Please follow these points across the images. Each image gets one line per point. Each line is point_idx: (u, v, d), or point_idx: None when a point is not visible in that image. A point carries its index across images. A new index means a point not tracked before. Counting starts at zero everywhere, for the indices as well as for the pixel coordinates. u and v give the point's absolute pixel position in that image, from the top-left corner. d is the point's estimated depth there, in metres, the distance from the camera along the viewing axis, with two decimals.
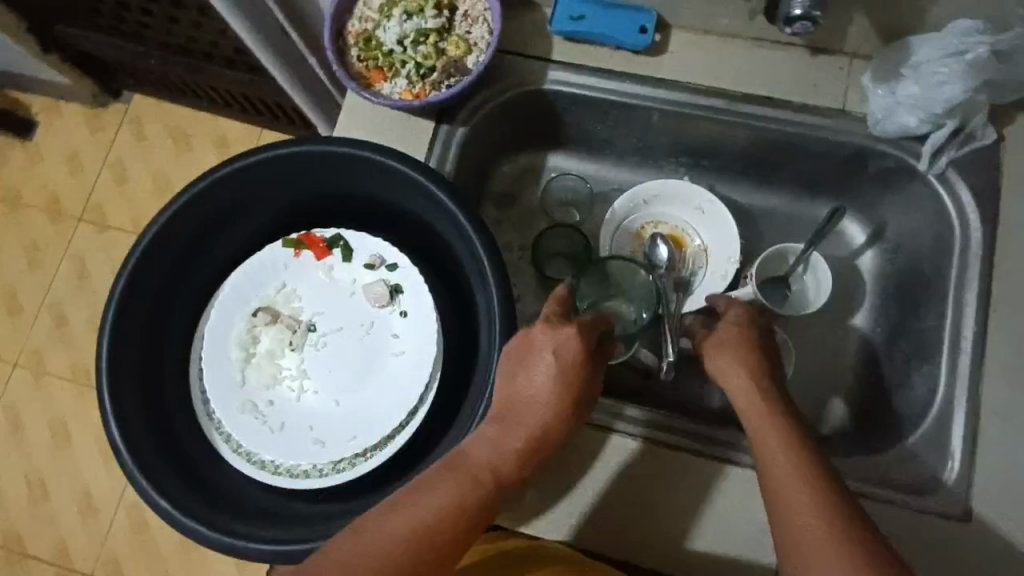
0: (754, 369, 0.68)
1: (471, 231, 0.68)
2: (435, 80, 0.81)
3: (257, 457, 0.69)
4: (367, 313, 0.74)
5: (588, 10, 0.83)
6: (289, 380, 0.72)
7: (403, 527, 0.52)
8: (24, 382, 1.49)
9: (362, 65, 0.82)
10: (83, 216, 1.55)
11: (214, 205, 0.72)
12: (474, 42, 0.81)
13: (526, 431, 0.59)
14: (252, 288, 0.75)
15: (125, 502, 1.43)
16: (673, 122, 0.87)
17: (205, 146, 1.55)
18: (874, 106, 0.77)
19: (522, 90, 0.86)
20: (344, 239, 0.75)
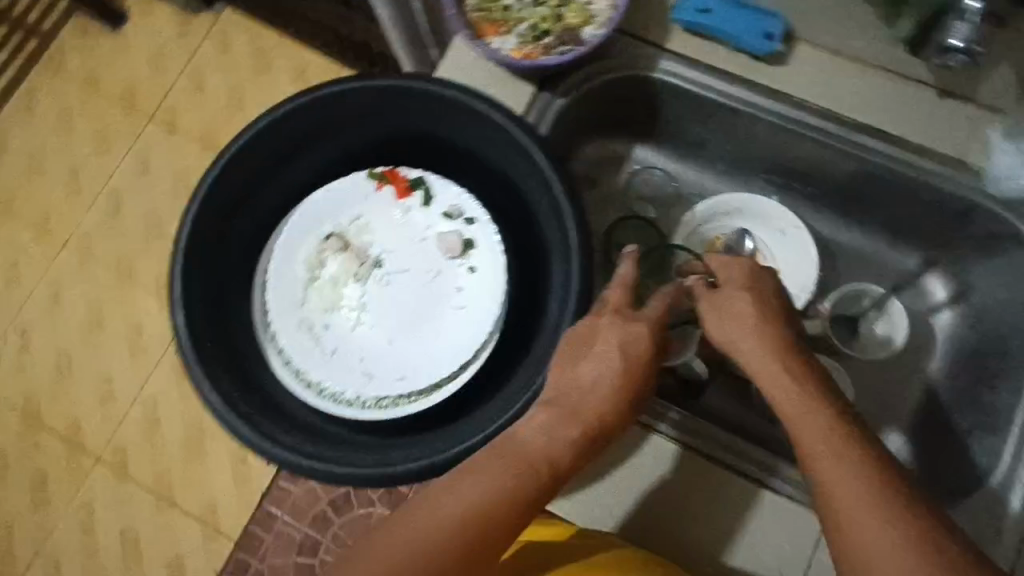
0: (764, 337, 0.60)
1: (562, 200, 0.66)
2: (548, 45, 0.79)
3: (306, 377, 0.70)
4: (436, 261, 0.74)
5: (716, 6, 0.80)
6: (347, 309, 0.73)
7: (449, 517, 0.52)
8: (71, 263, 1.53)
9: (477, 15, 0.80)
10: (155, 115, 1.57)
11: (310, 122, 0.71)
12: (594, 14, 0.79)
13: (582, 418, 0.58)
14: (328, 212, 0.75)
15: (144, 398, 1.46)
16: (777, 138, 0.84)
17: (283, 71, 1.55)
18: (997, 162, 0.75)
19: (629, 74, 0.84)
20: (427, 183, 0.75)
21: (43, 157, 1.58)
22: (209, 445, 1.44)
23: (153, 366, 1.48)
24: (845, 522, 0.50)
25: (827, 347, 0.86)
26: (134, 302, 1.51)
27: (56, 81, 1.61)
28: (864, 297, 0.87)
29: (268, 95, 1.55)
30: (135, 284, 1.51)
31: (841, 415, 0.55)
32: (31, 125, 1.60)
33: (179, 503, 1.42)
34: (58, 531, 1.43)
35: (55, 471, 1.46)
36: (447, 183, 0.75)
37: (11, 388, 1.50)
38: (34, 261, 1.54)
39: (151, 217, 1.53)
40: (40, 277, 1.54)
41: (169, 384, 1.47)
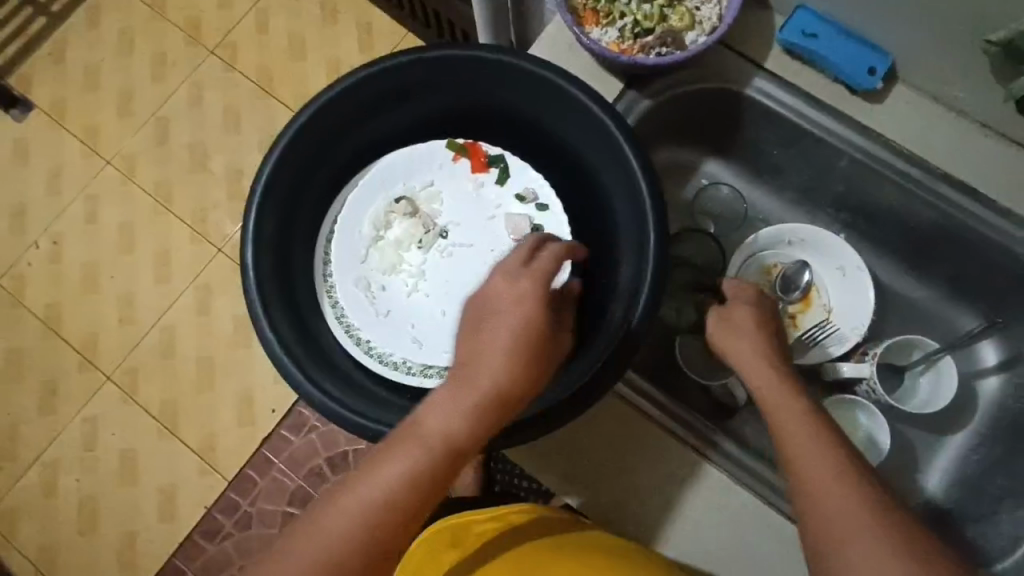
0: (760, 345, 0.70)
1: (647, 204, 0.63)
2: (647, 43, 0.77)
3: (358, 335, 0.70)
4: (502, 242, 0.73)
5: (823, 31, 0.78)
6: (407, 274, 0.73)
7: (359, 505, 0.53)
8: (111, 181, 1.54)
9: (581, 1, 0.79)
10: (217, 50, 1.58)
11: (396, 84, 0.69)
12: (699, 20, 0.77)
13: (480, 389, 0.55)
14: (402, 174, 0.74)
15: (163, 325, 1.48)
16: (859, 175, 0.83)
17: (350, 27, 1.57)
18: None
19: (719, 87, 0.83)
20: (506, 162, 0.74)
21: (100, 73, 1.59)
22: (219, 382, 1.45)
23: (177, 296, 1.49)
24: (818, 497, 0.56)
25: (869, 393, 0.84)
26: (166, 230, 1.52)
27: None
28: (914, 350, 0.84)
29: (332, 49, 1.56)
30: (171, 212, 1.52)
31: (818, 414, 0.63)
32: (93, 39, 1.60)
33: (180, 434, 1.43)
34: (59, 442, 1.45)
35: (65, 382, 1.47)
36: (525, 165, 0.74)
37: (34, 293, 1.51)
38: (75, 173, 1.55)
39: (197, 150, 1.54)
40: (79, 190, 1.54)
41: (190, 315, 1.48)
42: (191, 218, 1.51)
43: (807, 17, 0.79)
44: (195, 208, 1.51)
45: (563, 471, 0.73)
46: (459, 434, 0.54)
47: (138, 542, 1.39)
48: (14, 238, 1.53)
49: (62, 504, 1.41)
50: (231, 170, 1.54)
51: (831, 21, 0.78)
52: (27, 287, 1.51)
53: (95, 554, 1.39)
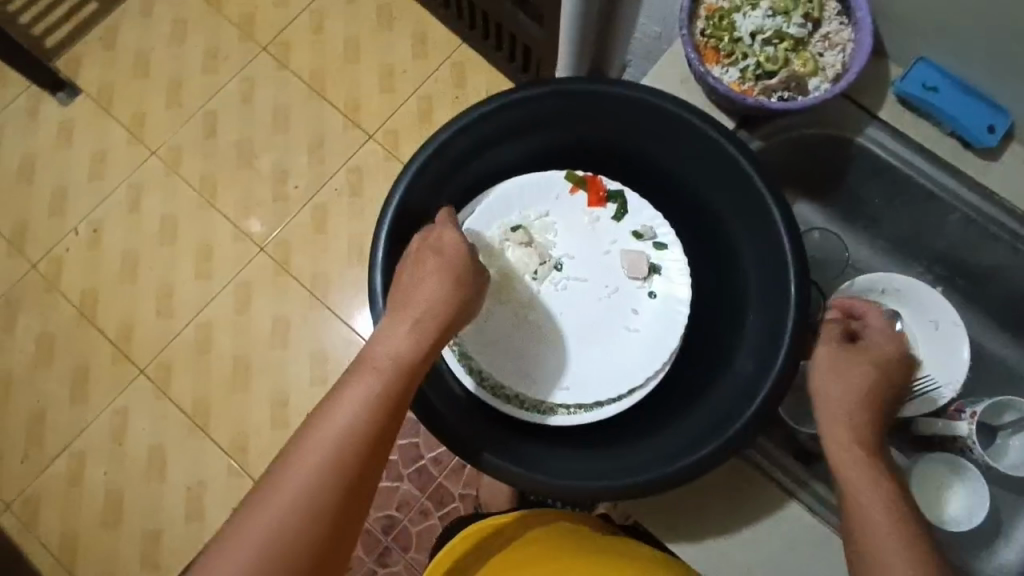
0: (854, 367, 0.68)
1: (783, 238, 0.69)
2: (770, 86, 0.77)
3: (469, 363, 0.77)
4: (618, 278, 0.81)
5: (943, 85, 0.78)
6: (526, 305, 0.80)
7: (329, 437, 0.59)
8: (156, 171, 1.52)
9: (702, 39, 0.78)
10: (270, 47, 1.56)
11: (520, 114, 0.76)
12: (823, 66, 0.77)
13: (416, 313, 0.66)
14: (520, 203, 0.82)
15: (200, 321, 1.44)
16: (963, 230, 0.83)
17: (406, 33, 1.56)
18: None
19: (830, 133, 0.82)
20: (623, 197, 0.82)
21: (152, 62, 1.57)
22: (254, 383, 1.41)
23: (216, 293, 1.45)
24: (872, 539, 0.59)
25: (963, 450, 0.83)
26: (209, 225, 1.49)
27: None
28: (1008, 411, 0.83)
29: (385, 53, 1.55)
30: (215, 207, 1.49)
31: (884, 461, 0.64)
32: (145, 27, 1.58)
33: (211, 433, 1.39)
34: (86, 433, 1.41)
35: (97, 372, 1.43)
36: (642, 203, 0.82)
37: (71, 278, 1.47)
38: (120, 160, 1.52)
39: (245, 145, 1.52)
40: (123, 178, 1.52)
41: (228, 312, 1.45)
42: (236, 214, 1.49)
43: (926, 70, 0.79)
44: (241, 205, 1.49)
45: (664, 517, 0.73)
46: (408, 354, 0.64)
47: (162, 542, 1.35)
48: (53, 222, 1.50)
49: (86, 498, 1.37)
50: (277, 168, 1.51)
51: (951, 76, 0.79)
52: (64, 273, 1.48)
53: (116, 551, 1.35)
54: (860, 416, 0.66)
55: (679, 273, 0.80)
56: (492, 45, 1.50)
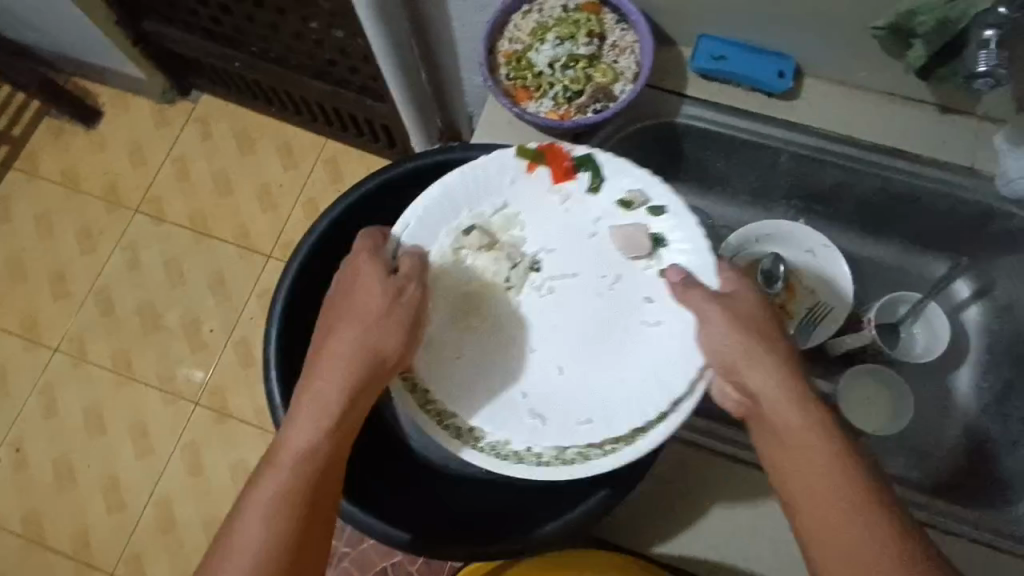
0: (786, 380, 0.60)
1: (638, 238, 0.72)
2: (582, 104, 0.83)
3: (463, 422, 0.69)
4: (615, 265, 0.73)
5: (729, 52, 0.86)
6: (507, 331, 0.73)
7: (254, 539, 0.55)
8: (64, 367, 1.46)
9: (510, 83, 0.85)
10: (141, 208, 1.55)
11: (369, 208, 0.80)
12: (621, 71, 0.84)
13: (334, 373, 0.63)
14: (472, 202, 0.73)
15: (156, 499, 1.38)
16: (798, 165, 0.90)
17: (270, 150, 1.58)
18: (1008, 166, 0.79)
19: (656, 121, 0.89)
20: (596, 164, 0.73)
21: (27, 263, 1.53)
22: None
23: (165, 465, 1.40)
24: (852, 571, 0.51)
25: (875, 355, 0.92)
26: (136, 400, 1.44)
27: (31, 184, 1.58)
28: (900, 304, 0.92)
29: (256, 174, 1.57)
30: (135, 381, 1.44)
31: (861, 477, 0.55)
32: (9, 231, 1.55)
33: None
34: None
35: None
36: (617, 164, 0.73)
37: (9, 508, 1.39)
38: (23, 371, 1.46)
39: (146, 309, 1.49)
40: (32, 387, 1.45)
41: (182, 481, 1.39)
42: (159, 379, 1.44)
43: (710, 42, 0.86)
44: (161, 368, 1.45)
45: (636, 530, 0.77)
46: (326, 427, 0.61)
47: None
48: None
49: None
50: (186, 320, 1.48)
51: (733, 41, 0.87)
52: None
53: None
54: (783, 409, 0.59)
55: (689, 240, 0.70)
56: (353, 134, 1.54)
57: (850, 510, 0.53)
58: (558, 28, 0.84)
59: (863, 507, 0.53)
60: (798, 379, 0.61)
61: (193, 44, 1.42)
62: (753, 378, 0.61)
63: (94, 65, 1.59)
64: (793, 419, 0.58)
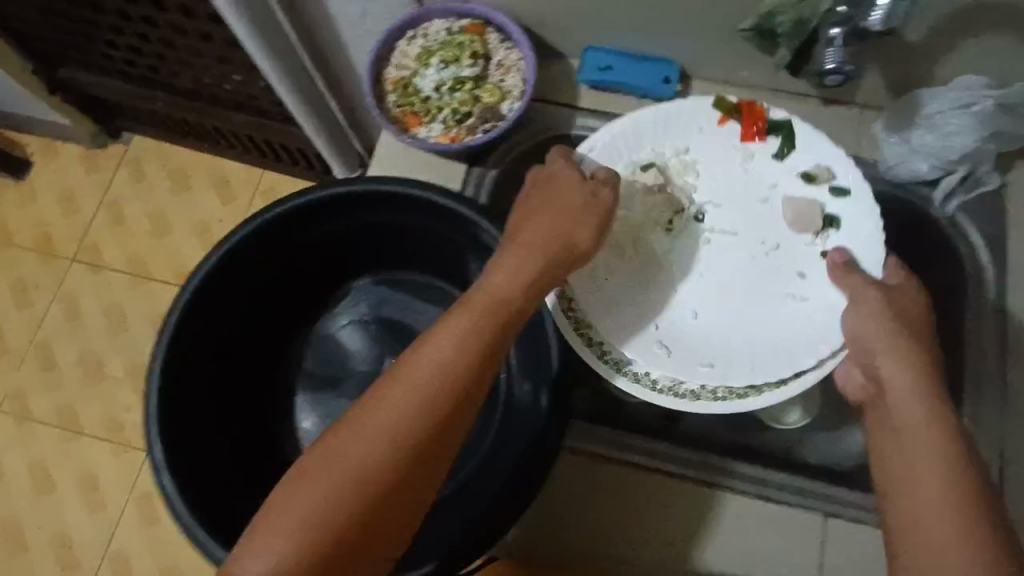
0: (910, 369, 0.63)
1: (525, 262, 0.65)
2: (471, 126, 0.84)
3: (613, 345, 0.75)
4: (777, 233, 0.78)
5: (614, 62, 0.87)
6: (707, 289, 0.78)
7: (396, 418, 0.56)
8: (7, 428, 1.42)
9: (399, 110, 0.85)
10: (78, 256, 1.52)
11: (271, 239, 0.72)
12: (508, 90, 0.84)
13: (507, 287, 0.63)
14: (659, 134, 0.79)
15: (113, 554, 1.34)
16: None
17: (206, 185, 1.55)
18: (886, 154, 0.80)
19: (550, 137, 0.90)
20: (788, 129, 0.77)
21: None
22: None
23: (118, 519, 1.36)
24: (914, 525, 0.56)
25: None
26: (84, 454, 1.40)
27: None
28: None
29: (192, 211, 1.54)
30: (82, 434, 1.41)
31: (967, 474, 0.57)
32: None
33: None
34: None
35: None
36: (814, 137, 0.77)
37: None
38: None
39: (88, 360, 1.45)
40: None
41: (139, 533, 1.35)
42: (105, 430, 1.41)
43: (596, 53, 0.87)
44: (106, 419, 1.41)
45: (546, 548, 0.75)
46: (486, 336, 0.61)
47: None
48: None
49: None
50: (130, 367, 1.45)
51: (619, 50, 0.87)
52: None
53: None
54: (906, 397, 0.62)
55: (861, 225, 0.74)
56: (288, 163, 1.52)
57: (948, 494, 0.56)
58: (442, 51, 0.84)
59: (956, 496, 0.56)
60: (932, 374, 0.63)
61: (113, 87, 1.42)
62: (884, 362, 0.65)
63: (16, 116, 1.55)
64: (913, 406, 0.61)
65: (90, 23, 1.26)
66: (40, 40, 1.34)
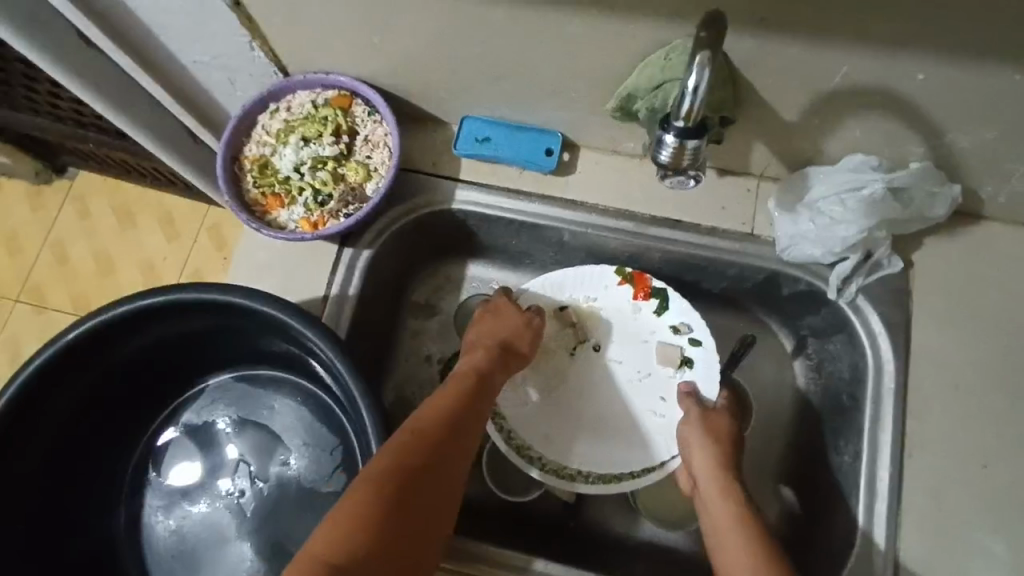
0: (710, 459, 0.70)
1: (343, 372, 0.63)
2: (332, 208, 0.78)
3: (519, 437, 0.79)
4: (649, 364, 0.81)
5: (493, 132, 0.81)
6: (581, 412, 0.80)
7: (435, 438, 0.60)
8: None
9: (258, 191, 0.80)
10: (22, 296, 1.37)
11: (88, 347, 0.66)
12: (374, 168, 0.79)
13: (488, 362, 0.72)
14: (569, 283, 0.82)
15: None
16: (583, 243, 0.83)
17: (151, 223, 1.39)
18: (780, 233, 0.74)
19: (430, 210, 0.83)
20: (668, 294, 0.81)
21: None
22: None
23: None
24: None
25: None
26: None
27: None
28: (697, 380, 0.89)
29: (138, 255, 1.38)
30: None
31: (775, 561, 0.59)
32: None
33: None
34: None
35: None
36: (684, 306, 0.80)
37: None
38: None
39: None
40: None
41: None
42: None
43: (474, 124, 0.82)
44: None
45: None
46: (476, 394, 0.68)
47: None
48: None
49: None
50: None
51: (499, 120, 0.81)
52: None
53: None
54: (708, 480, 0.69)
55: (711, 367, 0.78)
56: None
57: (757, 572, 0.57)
58: (302, 127, 0.79)
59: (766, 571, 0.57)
60: (722, 465, 0.70)
61: (44, 126, 1.26)
62: (694, 456, 0.72)
63: None
64: (715, 489, 0.68)
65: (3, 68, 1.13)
66: None
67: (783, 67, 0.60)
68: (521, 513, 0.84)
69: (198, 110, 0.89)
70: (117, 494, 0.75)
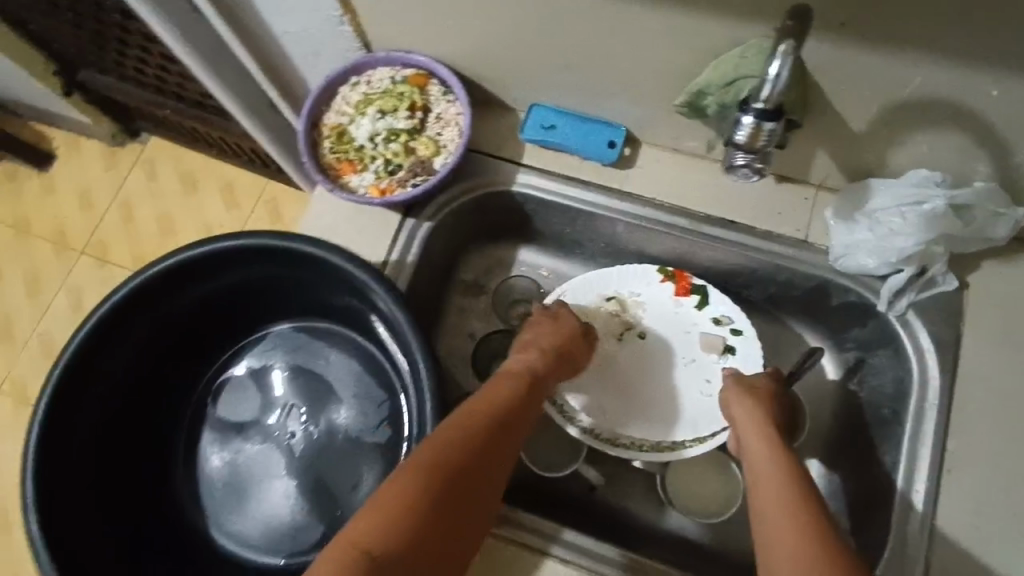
0: (751, 412, 0.71)
1: (403, 325, 0.66)
2: (401, 178, 0.82)
3: (571, 407, 0.82)
4: (694, 349, 0.83)
5: (559, 121, 0.84)
6: (626, 390, 0.83)
7: (485, 435, 0.61)
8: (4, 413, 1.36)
9: (333, 156, 0.84)
10: (88, 249, 1.45)
11: (169, 281, 0.71)
12: (443, 144, 0.83)
13: (539, 369, 0.73)
14: (613, 279, 0.85)
15: None
16: (636, 235, 0.85)
17: (213, 190, 1.47)
18: (835, 242, 0.75)
19: (490, 190, 0.87)
20: (708, 291, 0.83)
21: None
22: None
23: None
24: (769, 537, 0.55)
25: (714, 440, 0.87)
26: None
27: None
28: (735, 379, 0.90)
29: (199, 220, 1.45)
30: None
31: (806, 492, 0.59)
32: None
33: None
34: None
35: None
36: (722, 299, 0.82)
37: None
38: None
39: None
40: None
41: None
42: None
43: (541, 111, 0.85)
44: None
45: None
46: (524, 401, 0.69)
47: None
48: None
49: None
50: None
51: (565, 110, 0.84)
52: None
53: None
54: (750, 428, 0.69)
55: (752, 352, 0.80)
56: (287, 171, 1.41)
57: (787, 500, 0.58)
58: (380, 100, 0.83)
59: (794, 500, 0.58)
60: (763, 415, 0.70)
61: (125, 91, 1.35)
62: (736, 409, 0.73)
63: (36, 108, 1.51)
64: (753, 434, 0.68)
65: (101, 33, 1.21)
66: (61, 45, 1.28)
67: (857, 74, 0.62)
68: (552, 491, 0.86)
69: (280, 82, 0.95)
70: (176, 424, 0.80)
